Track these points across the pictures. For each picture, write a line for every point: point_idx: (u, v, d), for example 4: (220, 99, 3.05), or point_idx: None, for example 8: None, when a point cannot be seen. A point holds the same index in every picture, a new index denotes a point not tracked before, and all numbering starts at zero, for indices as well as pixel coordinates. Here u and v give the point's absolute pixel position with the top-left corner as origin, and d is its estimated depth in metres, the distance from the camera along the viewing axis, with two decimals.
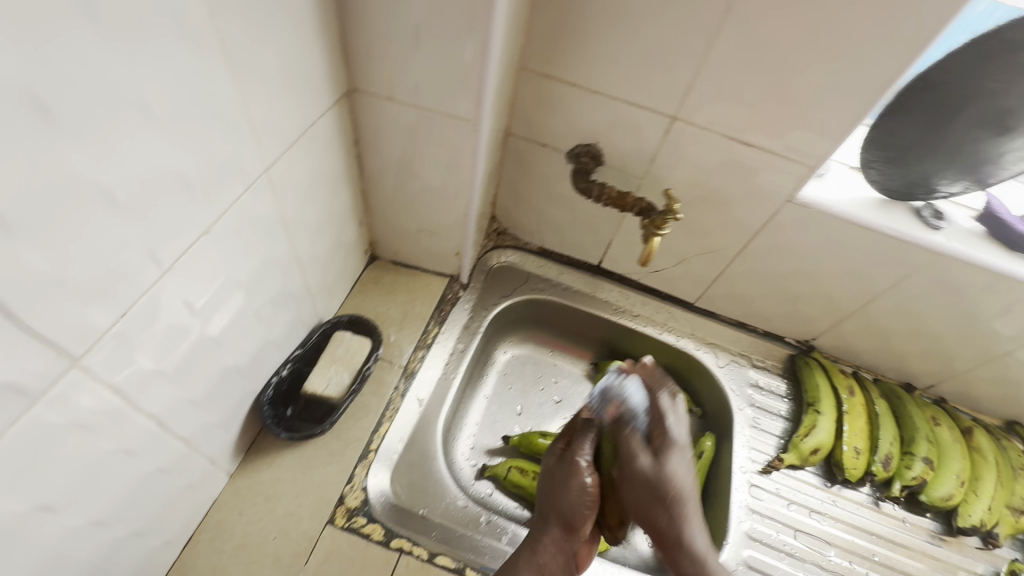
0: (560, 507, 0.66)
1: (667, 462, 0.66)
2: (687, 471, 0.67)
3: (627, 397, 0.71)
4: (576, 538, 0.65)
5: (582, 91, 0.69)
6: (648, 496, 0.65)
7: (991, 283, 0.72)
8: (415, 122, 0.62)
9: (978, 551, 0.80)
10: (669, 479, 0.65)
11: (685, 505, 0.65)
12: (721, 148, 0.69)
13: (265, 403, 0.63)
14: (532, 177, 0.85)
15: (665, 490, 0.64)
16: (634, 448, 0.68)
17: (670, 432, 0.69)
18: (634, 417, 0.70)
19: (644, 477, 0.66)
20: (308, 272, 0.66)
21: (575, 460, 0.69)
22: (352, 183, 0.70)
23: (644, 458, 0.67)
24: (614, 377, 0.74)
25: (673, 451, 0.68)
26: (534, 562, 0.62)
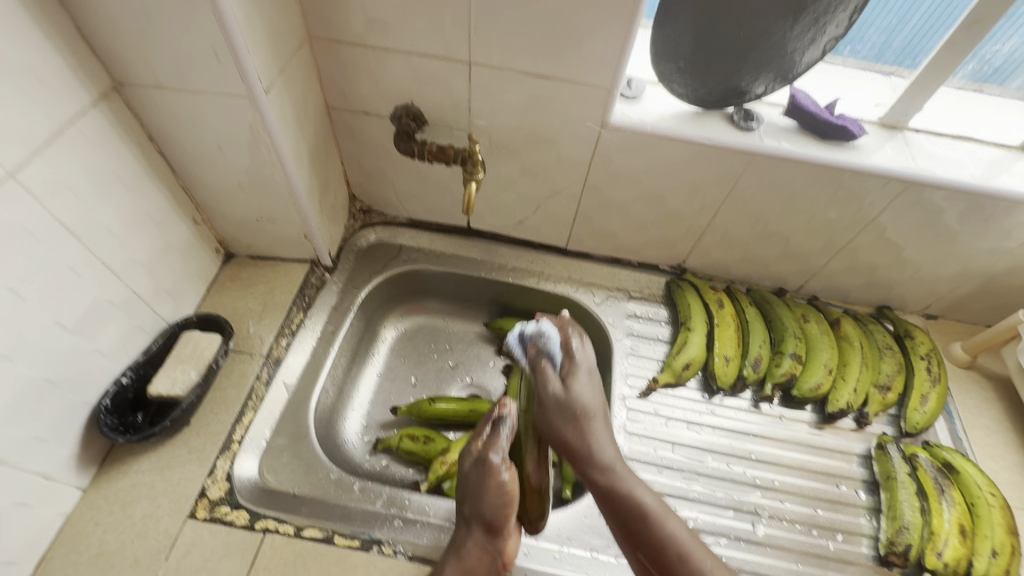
0: (480, 508, 0.61)
1: (573, 384, 0.61)
2: (595, 390, 0.62)
3: (541, 333, 0.64)
4: (501, 539, 0.61)
5: (377, 51, 0.70)
6: (555, 411, 0.61)
7: (811, 173, 0.74)
8: (197, 106, 0.62)
9: (854, 433, 0.83)
10: (575, 399, 0.60)
11: (591, 419, 0.60)
12: (522, 85, 0.70)
13: (103, 411, 0.63)
14: (372, 149, 0.85)
15: (570, 408, 0.60)
16: (546, 372, 0.63)
17: (579, 362, 0.63)
18: (550, 351, 0.63)
19: (554, 398, 0.61)
20: (130, 276, 0.66)
21: (490, 461, 0.63)
22: (165, 181, 0.70)
23: (555, 383, 0.62)
24: (528, 327, 0.66)
25: (580, 374, 0.62)
26: (459, 570, 0.59)
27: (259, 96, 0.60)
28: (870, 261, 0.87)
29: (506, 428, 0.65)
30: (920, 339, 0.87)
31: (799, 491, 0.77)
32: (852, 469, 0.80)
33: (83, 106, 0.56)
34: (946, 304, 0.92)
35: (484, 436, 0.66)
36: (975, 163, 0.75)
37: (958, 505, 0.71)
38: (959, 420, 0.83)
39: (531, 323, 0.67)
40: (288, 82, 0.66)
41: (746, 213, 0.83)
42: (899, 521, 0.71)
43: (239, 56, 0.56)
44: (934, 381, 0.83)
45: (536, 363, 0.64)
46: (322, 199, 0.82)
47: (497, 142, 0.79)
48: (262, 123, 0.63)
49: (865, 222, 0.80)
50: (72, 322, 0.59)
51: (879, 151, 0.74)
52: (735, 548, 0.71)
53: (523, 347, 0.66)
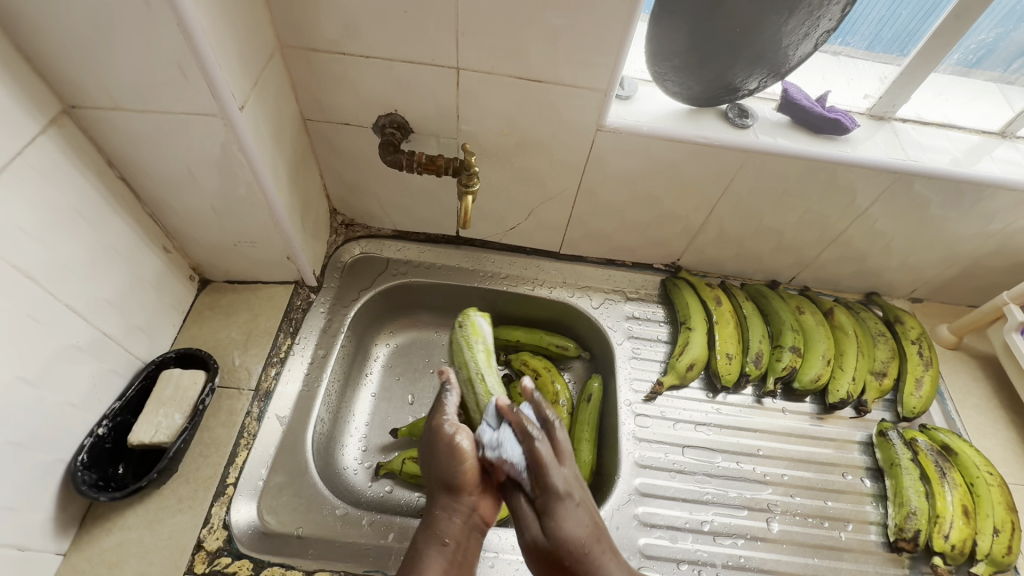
0: (439, 472, 0.54)
1: (553, 526, 0.50)
2: (584, 519, 0.51)
3: (501, 458, 0.52)
4: (468, 495, 0.54)
5: (356, 58, 0.65)
6: (543, 564, 0.50)
7: (805, 168, 0.74)
8: (163, 128, 0.56)
9: (854, 421, 0.84)
10: (563, 542, 0.49)
11: (592, 552, 0.49)
12: (515, 89, 0.67)
13: (79, 468, 0.58)
14: (354, 161, 0.81)
15: (560, 555, 0.49)
16: (525, 511, 0.51)
17: (553, 485, 0.51)
18: (520, 480, 0.52)
19: (536, 549, 0.50)
20: (97, 317, 0.60)
21: (439, 427, 0.55)
22: (130, 210, 0.63)
23: (535, 525, 0.51)
24: (490, 423, 0.55)
25: (561, 506, 0.50)
26: (432, 541, 0.51)
27: (233, 115, 0.55)
28: (860, 251, 0.88)
29: (449, 397, 0.58)
30: (910, 324, 0.89)
31: (808, 484, 0.78)
32: (855, 456, 0.81)
33: (30, 134, 0.49)
34: (931, 287, 0.94)
35: (432, 407, 0.59)
36: (962, 151, 0.76)
37: (959, 487, 0.73)
38: (950, 401, 0.85)
39: (493, 410, 0.56)
40: (262, 97, 0.60)
41: (741, 209, 0.82)
42: (907, 507, 0.72)
43: (209, 72, 0.50)
44: (926, 365, 0.85)
45: (511, 495, 0.53)
46: (304, 217, 0.78)
47: (488, 149, 0.76)
48: (237, 143, 0.58)
49: (857, 214, 0.81)
50: (36, 377, 0.53)
51: (871, 143, 0.74)
52: (752, 548, 0.72)
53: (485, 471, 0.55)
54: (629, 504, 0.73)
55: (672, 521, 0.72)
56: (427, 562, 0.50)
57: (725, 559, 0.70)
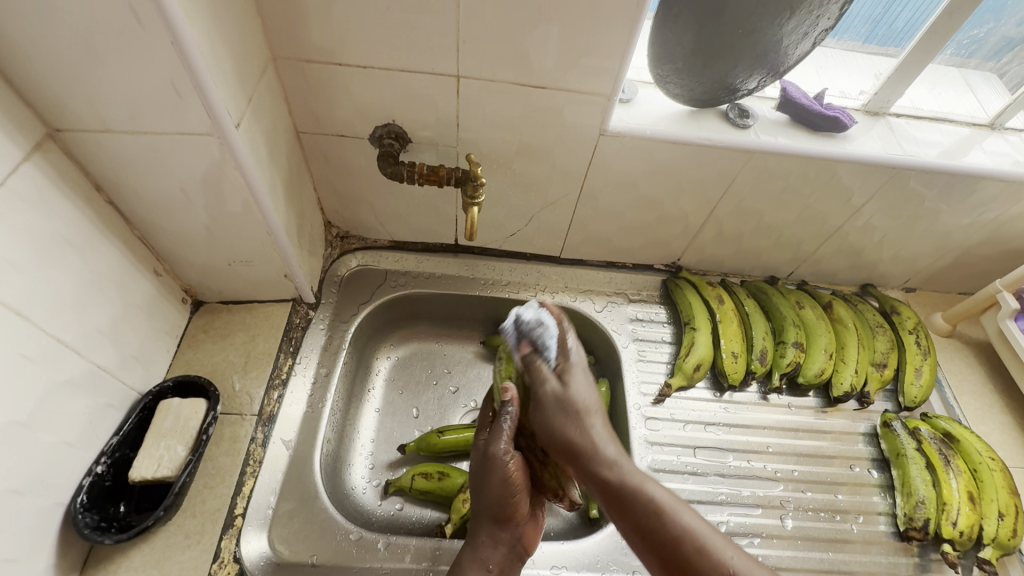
0: (487, 501, 0.57)
1: (568, 382, 0.55)
2: (590, 387, 0.56)
3: (541, 321, 0.58)
4: (514, 525, 0.58)
5: (352, 68, 0.63)
6: (552, 412, 0.54)
7: (806, 166, 0.74)
8: (154, 150, 0.53)
9: (857, 412, 0.86)
10: (570, 396, 0.54)
11: (590, 415, 0.54)
12: (515, 96, 0.66)
13: (80, 510, 0.55)
14: (350, 173, 0.78)
15: (569, 404, 0.54)
16: (542, 370, 0.56)
17: (570, 352, 0.57)
18: (545, 345, 0.57)
19: (550, 397, 0.55)
20: (93, 349, 0.57)
21: (497, 452, 0.56)
22: (120, 235, 0.60)
23: (553, 381, 0.55)
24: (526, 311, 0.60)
25: (573, 372, 0.56)
26: (478, 564, 0.56)
27: (228, 133, 0.52)
28: (857, 245, 0.89)
29: (506, 418, 0.57)
30: (906, 314, 0.91)
31: (818, 479, 0.79)
32: (861, 448, 0.82)
33: (14, 163, 0.47)
34: (923, 277, 0.96)
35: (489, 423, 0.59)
36: (955, 143, 0.77)
37: (963, 473, 0.75)
38: (948, 389, 0.88)
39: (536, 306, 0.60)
40: (257, 112, 0.58)
41: (742, 208, 0.83)
42: (915, 496, 0.74)
43: (204, 89, 0.48)
44: (925, 354, 0.87)
45: (531, 360, 0.57)
46: (300, 232, 0.75)
47: (488, 157, 0.75)
48: (233, 161, 0.55)
49: (855, 210, 0.82)
50: (30, 418, 0.50)
51: (867, 140, 0.75)
52: (768, 546, 0.72)
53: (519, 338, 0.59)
54: None
55: None
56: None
57: None
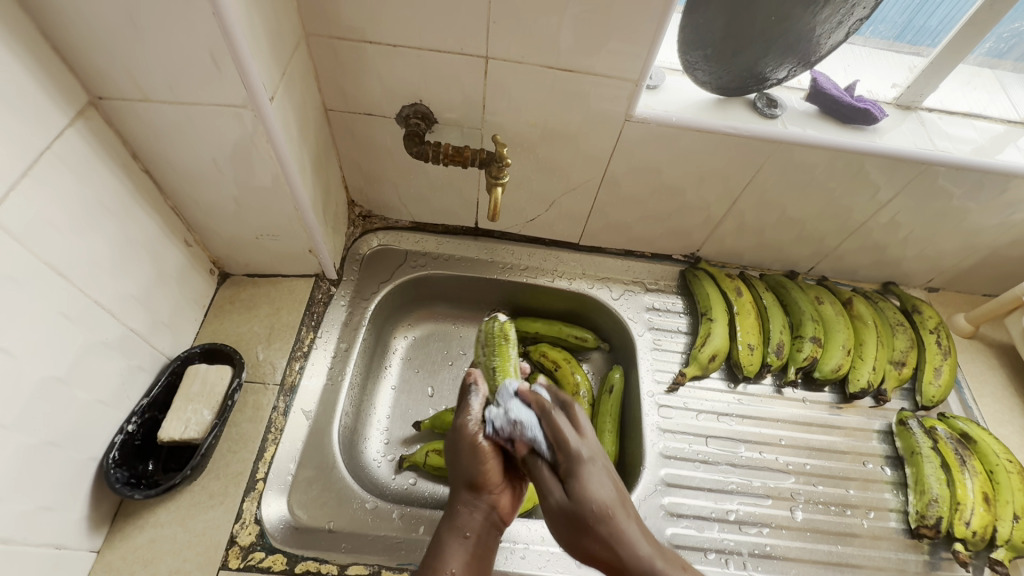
0: (460, 470, 0.57)
1: (578, 485, 0.49)
2: (605, 483, 0.50)
3: (515, 422, 0.55)
4: (488, 493, 0.57)
5: (383, 47, 0.64)
6: (565, 530, 0.48)
7: (833, 158, 0.73)
8: (190, 120, 0.55)
9: (873, 410, 0.85)
10: (585, 502, 0.48)
11: (610, 520, 0.47)
12: (543, 79, 0.66)
13: (112, 465, 0.58)
14: (375, 153, 0.79)
15: (583, 514, 0.48)
16: (547, 480, 0.51)
17: (574, 449, 0.52)
18: (533, 440, 0.54)
19: (560, 507, 0.49)
20: (126, 313, 0.60)
21: (464, 425, 0.58)
22: (154, 203, 0.62)
23: (558, 489, 0.50)
24: (507, 394, 0.59)
25: (584, 467, 0.51)
26: (454, 534, 0.54)
27: (262, 105, 0.54)
28: (881, 241, 0.88)
29: (473, 396, 0.60)
30: (928, 313, 0.90)
31: (829, 473, 0.79)
32: (875, 445, 0.82)
33: (58, 128, 0.48)
34: (948, 277, 0.95)
35: (460, 403, 0.61)
36: (989, 141, 0.76)
37: (979, 474, 0.74)
38: (968, 390, 0.87)
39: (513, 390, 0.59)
40: (288, 87, 0.59)
41: (765, 200, 0.82)
42: (928, 494, 0.74)
43: (241, 61, 0.49)
44: (945, 354, 0.86)
45: (533, 464, 0.54)
46: (325, 209, 0.76)
47: (512, 140, 0.75)
48: (265, 134, 0.57)
49: (880, 205, 0.81)
50: (68, 374, 0.52)
51: (898, 134, 0.74)
52: (777, 536, 0.73)
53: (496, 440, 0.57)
54: (656, 494, 0.74)
55: (698, 511, 0.73)
56: (450, 554, 0.53)
57: (752, 547, 0.71)
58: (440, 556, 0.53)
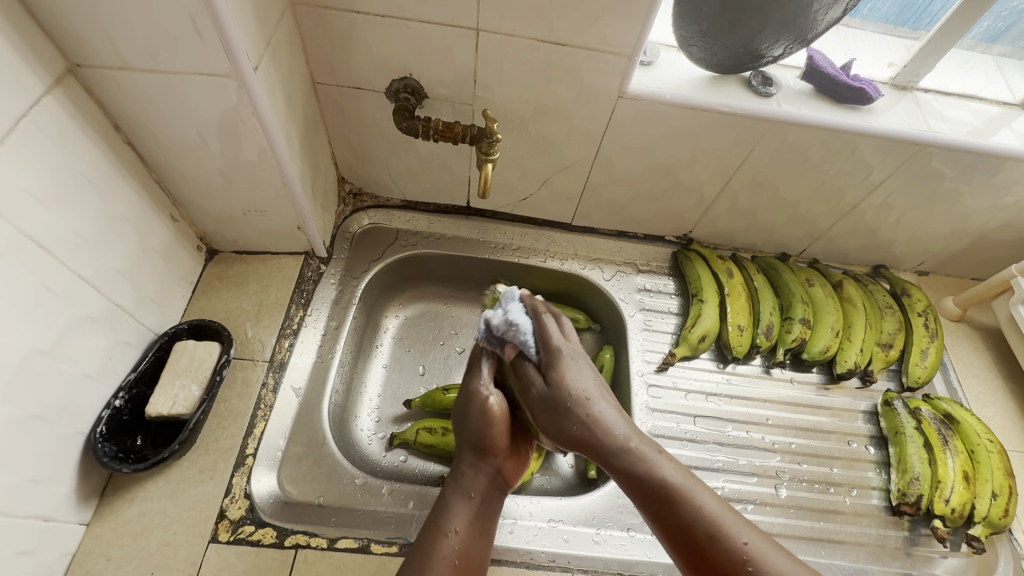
0: (468, 433, 0.59)
1: (558, 375, 0.55)
2: (586, 377, 0.56)
3: (511, 323, 0.59)
4: (493, 457, 0.59)
5: (371, 17, 0.62)
6: (545, 411, 0.55)
7: (827, 139, 0.73)
8: (173, 90, 0.54)
9: (859, 391, 0.86)
10: (562, 387, 0.54)
11: (584, 404, 0.54)
12: (536, 53, 0.65)
13: (99, 439, 0.58)
14: (364, 128, 0.78)
15: (560, 399, 0.54)
16: (530, 373, 0.57)
17: (556, 346, 0.57)
18: (523, 342, 0.59)
19: (540, 395, 0.55)
20: (111, 289, 0.59)
21: (475, 388, 0.61)
22: (138, 176, 0.61)
23: (540, 380, 0.56)
24: (508, 298, 0.63)
25: (563, 362, 0.56)
26: (458, 493, 0.57)
27: (247, 76, 0.52)
28: (873, 224, 0.88)
29: (484, 363, 0.62)
30: (917, 296, 0.91)
31: (814, 452, 0.80)
32: (860, 425, 0.83)
33: (35, 95, 0.47)
34: (937, 260, 0.96)
35: (468, 373, 0.63)
36: (983, 123, 0.75)
37: (960, 453, 0.76)
38: (953, 372, 0.88)
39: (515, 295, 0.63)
40: (274, 58, 0.58)
41: (758, 180, 0.82)
42: (910, 473, 0.75)
43: (224, 28, 0.48)
44: (932, 336, 0.87)
45: (519, 363, 0.59)
46: (314, 185, 0.75)
47: (504, 116, 0.74)
48: (251, 106, 0.56)
49: (873, 187, 0.81)
50: (53, 348, 0.52)
51: (893, 114, 0.74)
52: (761, 513, 0.74)
53: (489, 344, 0.62)
54: None
55: None
56: (453, 512, 0.55)
57: None
58: (445, 511, 0.55)
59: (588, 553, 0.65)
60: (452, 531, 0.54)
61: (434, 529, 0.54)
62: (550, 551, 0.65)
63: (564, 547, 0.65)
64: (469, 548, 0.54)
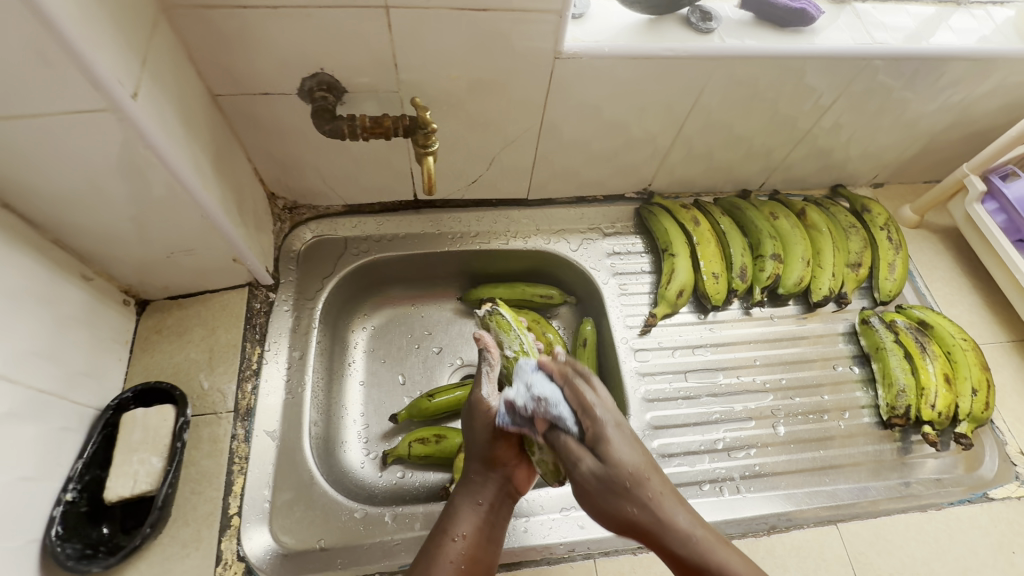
0: (477, 443, 0.58)
1: (607, 451, 0.49)
2: (634, 448, 0.50)
3: (537, 398, 0.53)
4: (503, 466, 0.59)
5: (261, 11, 0.54)
6: (600, 494, 0.49)
7: (775, 67, 0.70)
8: (40, 136, 0.45)
9: (836, 314, 0.88)
10: (617, 467, 0.49)
11: (645, 484, 0.48)
12: (457, 24, 0.58)
13: (57, 542, 0.51)
14: (283, 136, 0.70)
15: (619, 479, 0.48)
16: (573, 448, 0.50)
17: (597, 415, 0.51)
18: (557, 418, 0.52)
19: (593, 478, 0.49)
20: (29, 373, 0.51)
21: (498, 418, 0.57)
22: (26, 240, 0.52)
23: (588, 457, 0.50)
24: (524, 370, 0.56)
25: (608, 433, 0.50)
26: (467, 499, 0.57)
27: (125, 105, 0.44)
28: (827, 146, 0.87)
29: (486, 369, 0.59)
30: (877, 211, 0.91)
31: (804, 383, 0.81)
32: (842, 347, 0.85)
33: None
34: (891, 171, 0.96)
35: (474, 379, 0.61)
36: (922, 25, 0.74)
37: (939, 358, 0.78)
38: (920, 278, 0.90)
39: (532, 367, 0.56)
40: (157, 75, 0.49)
41: (710, 122, 0.78)
42: (896, 386, 0.77)
43: (80, 54, 0.39)
44: (897, 248, 0.88)
45: (555, 436, 0.52)
46: (241, 210, 0.68)
47: (436, 98, 0.67)
48: (141, 140, 0.48)
49: (823, 110, 0.79)
50: None
51: (835, 31, 0.71)
52: (764, 454, 0.75)
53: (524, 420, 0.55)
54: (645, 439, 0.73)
55: (688, 446, 0.74)
56: (460, 517, 0.56)
57: (742, 470, 0.73)
58: (454, 515, 0.56)
59: (605, 534, 0.64)
60: (458, 536, 0.55)
61: (440, 533, 0.55)
62: (568, 541, 0.63)
63: (581, 534, 0.64)
64: (473, 554, 0.54)
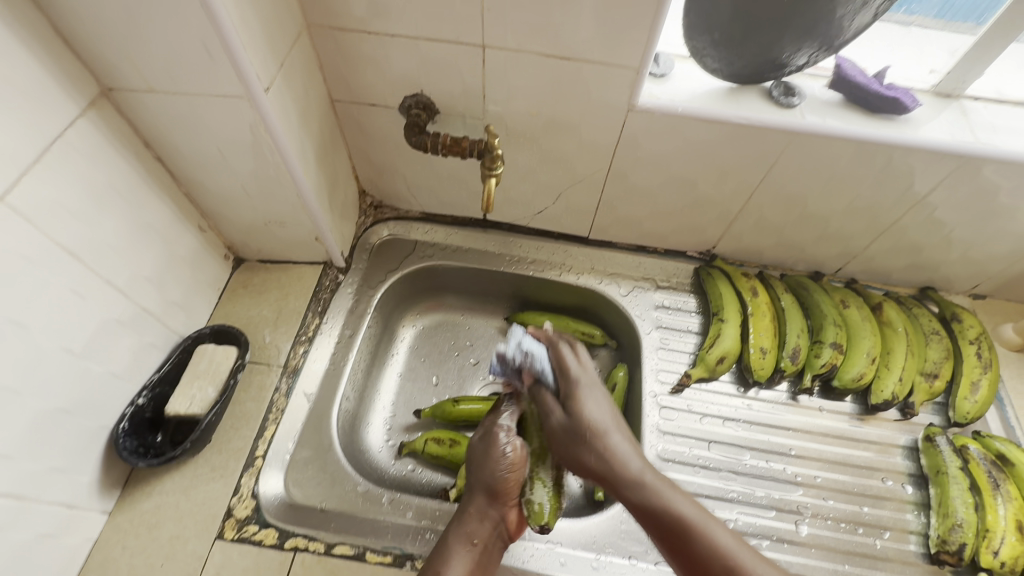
0: (482, 476, 0.61)
1: (573, 407, 0.60)
2: (598, 407, 0.60)
3: (525, 353, 0.62)
4: (502, 505, 0.61)
5: (381, 37, 0.64)
6: (565, 443, 0.59)
7: (858, 151, 0.68)
8: (193, 110, 0.57)
9: (899, 423, 0.79)
10: (583, 419, 0.59)
11: (604, 438, 0.58)
12: (542, 68, 0.65)
13: (122, 435, 0.62)
14: (381, 143, 0.80)
15: (579, 430, 0.58)
16: (548, 401, 0.61)
17: (574, 375, 0.62)
18: (540, 371, 0.62)
19: (560, 426, 0.60)
20: (139, 293, 0.63)
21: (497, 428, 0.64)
22: (166, 189, 0.66)
23: (558, 411, 0.60)
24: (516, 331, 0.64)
25: (580, 391, 0.60)
26: (462, 539, 0.59)
27: (257, 95, 0.55)
28: (916, 242, 0.81)
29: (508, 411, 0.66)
30: (969, 322, 0.83)
31: (844, 488, 0.74)
32: (898, 462, 0.77)
33: (69, 117, 0.52)
34: (996, 283, 0.87)
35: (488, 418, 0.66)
36: None
37: (1015, 501, 0.68)
38: (1011, 408, 0.79)
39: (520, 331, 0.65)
40: (288, 76, 0.61)
41: (783, 195, 0.78)
42: (952, 518, 0.68)
43: (233, 51, 0.51)
44: (985, 367, 0.79)
45: (536, 390, 0.63)
46: (331, 198, 0.78)
47: (514, 131, 0.74)
48: (263, 125, 0.59)
49: (912, 203, 0.75)
50: (81, 349, 0.57)
51: (934, 125, 0.68)
52: (779, 550, 0.69)
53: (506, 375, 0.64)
54: None
55: None
56: (455, 556, 0.58)
57: None
58: (447, 555, 0.58)
59: None
60: None
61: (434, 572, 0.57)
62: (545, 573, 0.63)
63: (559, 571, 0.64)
64: None
